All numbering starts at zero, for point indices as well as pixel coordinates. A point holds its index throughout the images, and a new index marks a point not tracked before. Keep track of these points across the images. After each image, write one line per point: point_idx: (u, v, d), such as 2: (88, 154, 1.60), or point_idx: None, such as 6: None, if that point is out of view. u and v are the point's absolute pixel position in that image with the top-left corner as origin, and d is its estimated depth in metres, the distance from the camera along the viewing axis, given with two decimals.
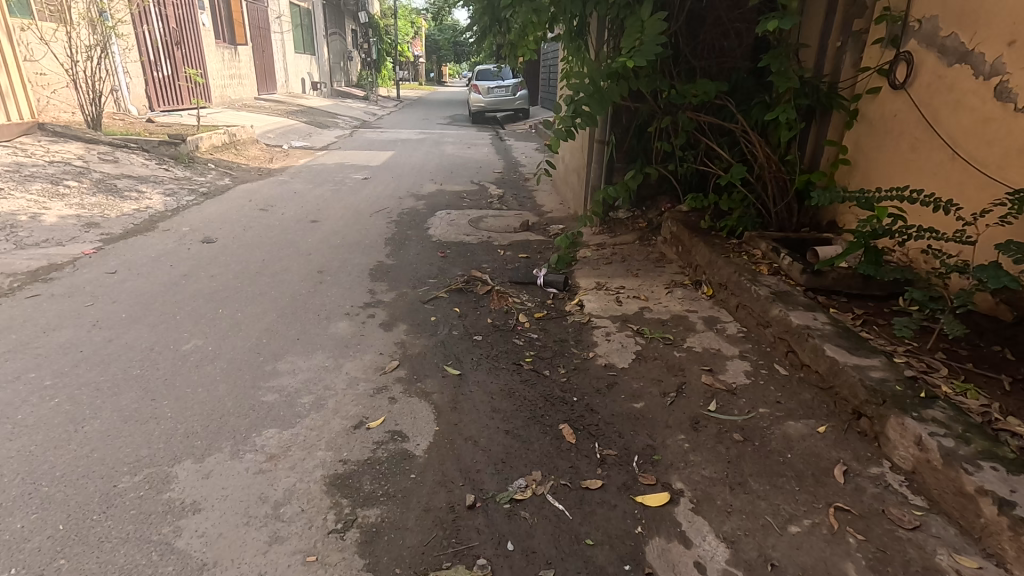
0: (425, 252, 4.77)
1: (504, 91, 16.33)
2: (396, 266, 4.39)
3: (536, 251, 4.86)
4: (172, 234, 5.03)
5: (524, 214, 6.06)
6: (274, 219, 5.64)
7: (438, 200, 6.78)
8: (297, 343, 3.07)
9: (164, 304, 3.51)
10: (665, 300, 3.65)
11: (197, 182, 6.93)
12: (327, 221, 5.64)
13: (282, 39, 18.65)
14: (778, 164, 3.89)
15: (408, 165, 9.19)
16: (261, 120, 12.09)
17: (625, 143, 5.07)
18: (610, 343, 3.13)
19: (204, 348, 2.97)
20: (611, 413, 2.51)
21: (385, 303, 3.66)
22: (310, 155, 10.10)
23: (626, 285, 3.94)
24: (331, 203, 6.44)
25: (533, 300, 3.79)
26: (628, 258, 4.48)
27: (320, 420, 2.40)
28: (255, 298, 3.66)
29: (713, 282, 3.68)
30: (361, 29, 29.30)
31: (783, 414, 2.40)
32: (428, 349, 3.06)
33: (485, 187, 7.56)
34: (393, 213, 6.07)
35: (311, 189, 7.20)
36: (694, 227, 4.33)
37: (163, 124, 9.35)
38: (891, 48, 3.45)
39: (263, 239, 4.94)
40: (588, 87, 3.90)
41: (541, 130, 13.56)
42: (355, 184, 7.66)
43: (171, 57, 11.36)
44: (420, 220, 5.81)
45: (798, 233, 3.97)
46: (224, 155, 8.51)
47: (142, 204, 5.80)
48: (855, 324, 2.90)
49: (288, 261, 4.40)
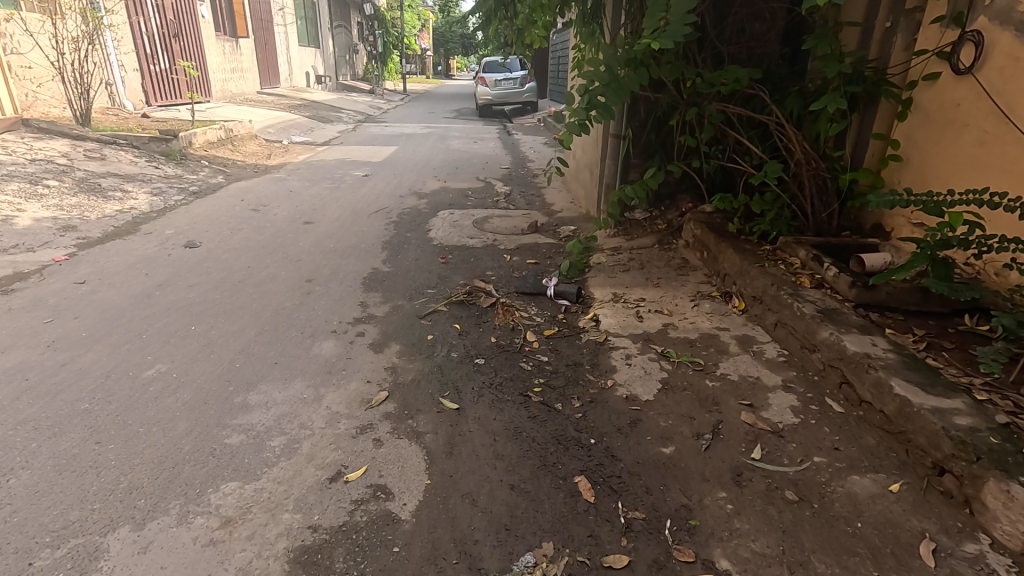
0: (424, 257, 4.38)
1: (512, 83, 15.85)
2: (392, 274, 4.01)
3: (546, 255, 4.46)
4: (154, 237, 4.67)
5: (532, 214, 5.67)
6: (265, 221, 5.28)
7: (441, 198, 6.39)
8: (274, 368, 2.70)
9: (132, 319, 3.16)
10: (691, 315, 3.25)
11: (188, 180, 6.58)
12: (321, 222, 5.27)
13: (285, 32, 18.28)
14: (818, 161, 3.45)
15: (411, 161, 8.80)
16: (261, 115, 11.74)
17: (643, 137, 4.66)
18: (632, 369, 2.73)
19: (167, 375, 2.61)
20: (636, 460, 2.12)
21: (377, 319, 3.28)
22: (310, 150, 9.74)
23: (646, 297, 3.53)
24: (327, 202, 6.06)
25: (543, 314, 3.40)
26: (646, 264, 4.08)
27: (291, 470, 2.03)
28: (234, 312, 3.30)
29: (745, 294, 3.27)
30: (367, 21, 28.86)
31: (845, 465, 2.00)
32: (422, 375, 2.68)
33: (492, 185, 7.15)
34: (393, 213, 5.69)
35: (308, 187, 6.84)
36: (720, 230, 3.91)
37: (158, 120, 9.02)
38: (954, 28, 2.99)
39: (250, 243, 4.58)
40: (604, 75, 3.48)
41: (550, 123, 13.09)
42: (354, 181, 7.28)
43: (168, 50, 11.01)
44: (420, 221, 5.43)
45: (839, 238, 3.54)
46: (219, 151, 8.17)
47: (125, 205, 5.46)
48: (919, 350, 2.48)
49: (275, 268, 4.03)
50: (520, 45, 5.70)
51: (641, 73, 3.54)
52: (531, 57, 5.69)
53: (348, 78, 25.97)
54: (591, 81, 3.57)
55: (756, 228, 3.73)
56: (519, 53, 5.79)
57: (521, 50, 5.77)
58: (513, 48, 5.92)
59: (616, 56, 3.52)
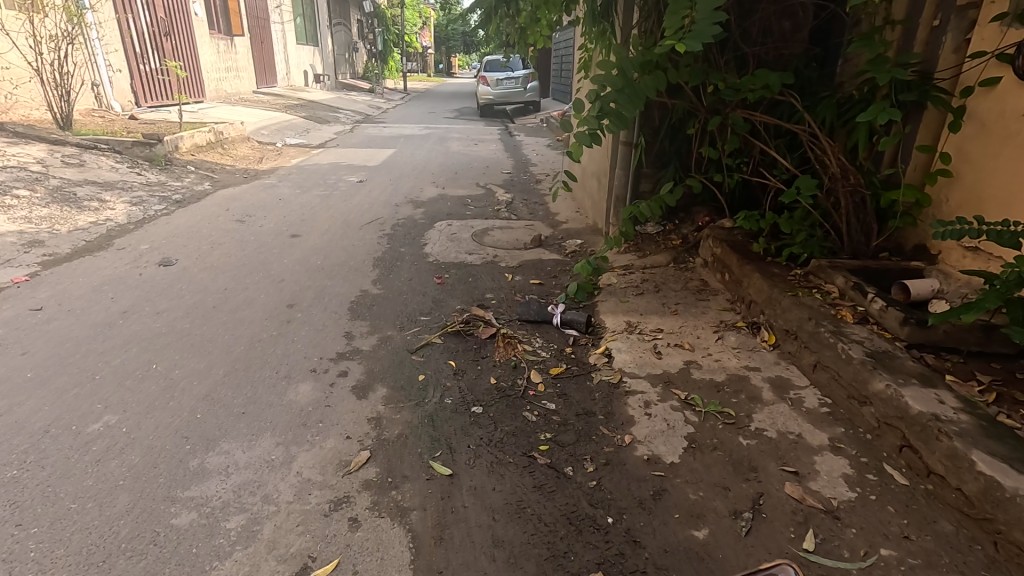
0: (419, 277, 4.02)
1: (514, 83, 15.50)
2: (382, 297, 3.65)
3: (552, 275, 4.10)
4: (126, 253, 4.33)
5: (535, 225, 5.31)
6: (248, 233, 4.92)
7: (438, 206, 6.04)
8: (240, 420, 2.35)
9: (86, 355, 2.81)
10: (715, 351, 2.90)
11: (171, 188, 6.24)
12: (309, 235, 4.91)
13: (282, 30, 17.92)
14: (857, 177, 3.08)
15: (409, 166, 8.44)
16: (255, 116, 11.39)
17: (657, 145, 4.31)
18: (652, 420, 2.38)
19: (114, 430, 2.26)
20: (664, 548, 1.76)
21: (363, 354, 2.93)
22: (304, 153, 9.39)
23: (664, 326, 3.18)
24: (317, 212, 5.71)
25: (548, 348, 3.05)
26: (662, 285, 3.73)
27: (247, 564, 1.68)
28: (202, 346, 2.95)
29: (776, 327, 2.91)
30: (368, 19, 28.49)
31: (919, 562, 1.65)
32: (411, 429, 2.33)
33: (493, 192, 6.79)
34: (387, 224, 5.34)
35: (299, 194, 6.49)
36: (744, 250, 3.55)
37: (146, 122, 8.67)
38: (1018, 27, 2.60)
39: (230, 261, 4.23)
40: (617, 80, 3.12)
41: (553, 124, 12.74)
42: (348, 188, 6.93)
43: (158, 49, 10.66)
44: (416, 233, 5.08)
45: (878, 261, 3.18)
46: (208, 155, 7.82)
47: (100, 216, 5.11)
48: (990, 404, 2.12)
49: (254, 291, 3.68)
50: (524, 45, 5.34)
51: (658, 78, 3.19)
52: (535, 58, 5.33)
53: (347, 77, 25.67)
54: (602, 87, 3.22)
55: (784, 250, 3.38)
56: (523, 54, 5.42)
57: (524, 51, 5.40)
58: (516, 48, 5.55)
59: (631, 59, 3.17)
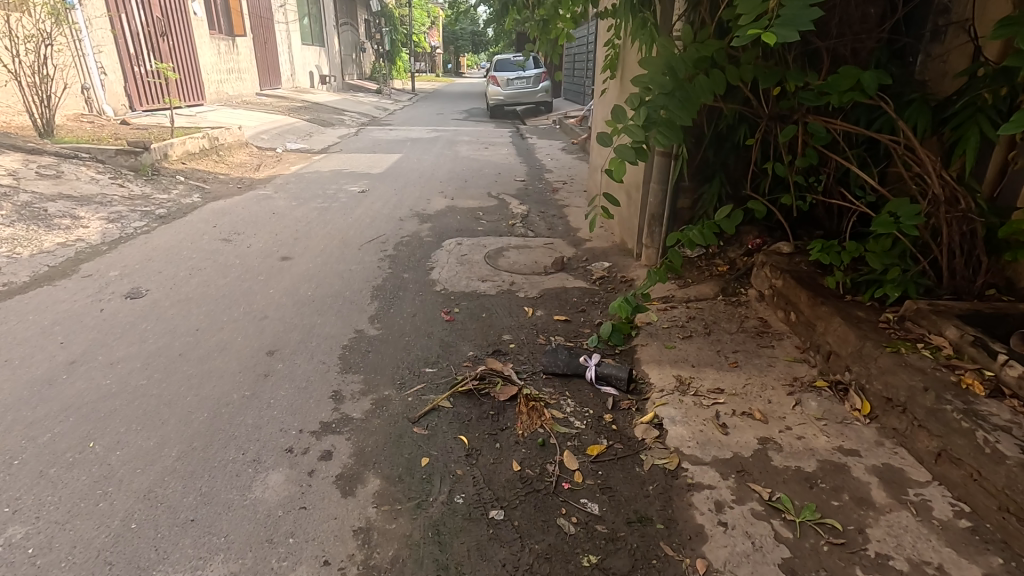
0: (424, 312, 3.45)
1: (525, 82, 14.92)
2: (380, 341, 3.08)
3: (580, 309, 3.51)
4: (91, 282, 3.79)
5: (556, 244, 4.72)
6: (233, 256, 4.38)
7: (447, 221, 5.46)
8: (184, 535, 1.78)
9: (10, 429, 2.26)
10: (795, 423, 2.30)
11: (156, 201, 5.72)
12: (301, 258, 4.36)
13: (287, 30, 17.41)
14: (970, 201, 2.47)
15: (415, 172, 7.87)
16: (255, 120, 10.89)
17: (701, 156, 3.71)
18: (731, 535, 1.79)
19: (16, 552, 1.70)
20: None
21: (354, 424, 2.36)
22: (304, 159, 8.86)
23: (724, 385, 2.58)
24: (313, 229, 5.15)
25: (583, 414, 2.46)
26: (712, 325, 3.12)
27: None
28: (154, 414, 2.39)
29: (873, 393, 2.30)
30: (375, 19, 27.99)
31: None
32: (410, 548, 1.76)
33: (506, 203, 6.20)
34: (389, 243, 4.77)
35: (295, 207, 5.94)
36: (814, 286, 2.95)
37: (136, 128, 8.17)
38: None
39: (208, 292, 3.68)
40: (666, 82, 2.56)
41: (567, 125, 12.13)
42: (349, 199, 6.37)
43: (153, 50, 10.17)
44: (421, 254, 4.50)
45: (990, 303, 2.56)
46: (201, 163, 7.31)
47: (71, 235, 4.59)
48: None
49: (230, 332, 3.12)
50: (544, 42, 4.75)
51: (716, 79, 2.62)
52: (557, 55, 4.73)
53: (354, 77, 25.20)
54: (648, 90, 2.66)
55: (868, 288, 2.78)
56: (542, 52, 4.84)
57: (544, 48, 4.82)
58: (535, 45, 4.97)
59: (683, 56, 2.62)
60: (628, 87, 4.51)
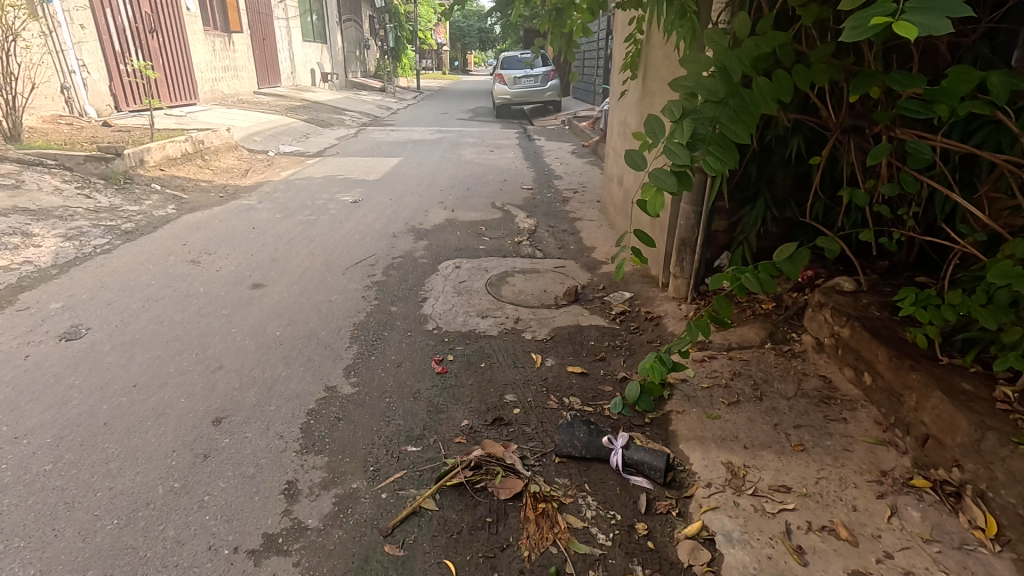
0: (411, 360, 2.87)
1: (533, 81, 14.32)
2: (354, 403, 2.51)
3: (599, 358, 2.92)
4: (25, 318, 3.23)
5: (568, 269, 4.14)
6: (197, 283, 3.82)
7: (445, 238, 4.89)
8: None
9: None
10: (898, 548, 1.71)
11: (125, 213, 5.17)
12: (275, 286, 3.79)
13: (287, 27, 16.86)
14: None
15: (414, 179, 7.29)
16: (248, 121, 10.34)
17: (742, 172, 3.13)
18: None
19: None
20: None
21: (306, 540, 1.79)
22: (297, 163, 8.31)
23: (790, 478, 2.00)
24: (295, 247, 4.59)
25: (608, 522, 1.88)
26: (763, 386, 2.53)
27: None
28: (48, 522, 1.83)
29: (1003, 508, 1.71)
30: (379, 15, 27.40)
31: None
32: None
33: (512, 217, 5.62)
34: (378, 265, 4.20)
35: (278, 221, 5.38)
36: (897, 342, 2.34)
37: (117, 130, 7.64)
38: None
39: (158, 331, 3.12)
40: (719, 88, 1.99)
41: (577, 127, 11.52)
42: (339, 210, 5.80)
43: (140, 47, 9.64)
44: (414, 280, 3.93)
45: None
46: (182, 169, 6.77)
47: (18, 256, 4.05)
48: None
49: (172, 391, 2.56)
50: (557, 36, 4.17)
51: (781, 82, 2.03)
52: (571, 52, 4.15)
53: (357, 76, 24.68)
54: (692, 97, 2.09)
55: (972, 349, 2.17)
56: (554, 48, 4.25)
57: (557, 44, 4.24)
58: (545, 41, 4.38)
59: (739, 52, 2.04)
60: (652, 92, 3.93)
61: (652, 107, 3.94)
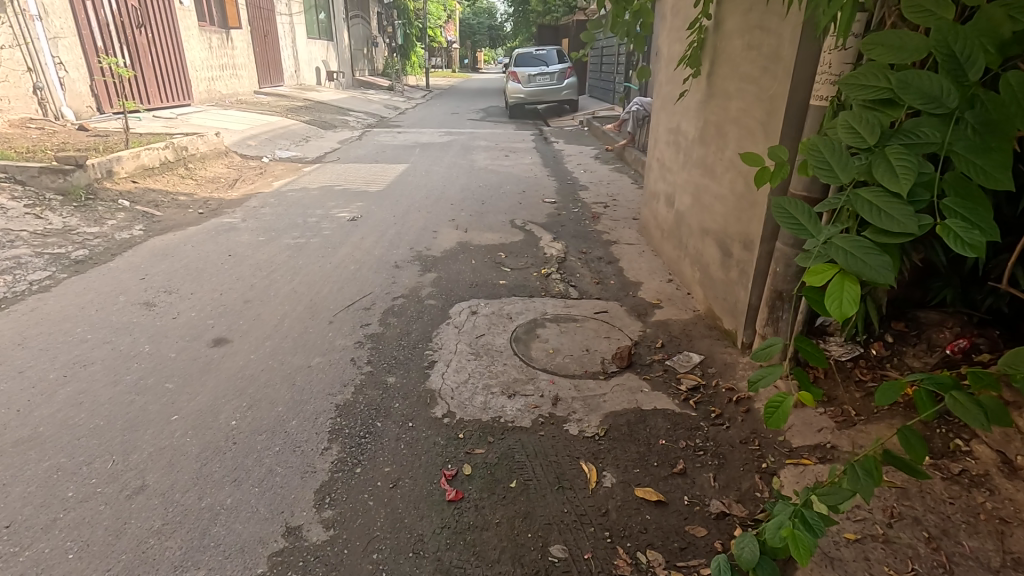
0: (411, 475, 2.04)
1: (548, 79, 13.43)
2: (325, 565, 1.68)
3: (679, 473, 2.07)
4: None
5: (614, 318, 3.28)
6: (142, 337, 3.00)
7: (457, 270, 4.04)
8: None
9: None
10: None
11: (79, 237, 4.38)
12: (242, 343, 2.96)
13: (291, 23, 16.09)
14: None
15: (421, 190, 6.45)
16: (244, 124, 9.57)
17: None
18: None
19: None
20: None
21: None
22: (293, 171, 7.53)
23: None
24: (276, 283, 3.77)
25: None
26: (945, 543, 1.67)
27: None
28: None
29: None
30: (388, 11, 26.55)
31: None
32: None
33: (535, 239, 4.76)
34: (375, 310, 3.36)
35: (260, 245, 4.56)
36: None
37: (94, 134, 6.88)
38: None
39: (69, 420, 2.30)
40: (951, 92, 1.10)
41: (598, 129, 10.64)
42: (335, 230, 4.97)
43: (125, 43, 8.89)
44: (418, 334, 3.09)
45: None
46: (159, 180, 5.99)
47: None
48: None
49: (57, 540, 1.74)
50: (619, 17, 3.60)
51: None
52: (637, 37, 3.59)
53: (365, 75, 23.93)
54: (894, 104, 1.21)
55: None
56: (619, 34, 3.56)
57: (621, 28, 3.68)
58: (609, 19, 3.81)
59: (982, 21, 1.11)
60: (725, 91, 3.02)
61: (724, 111, 3.03)
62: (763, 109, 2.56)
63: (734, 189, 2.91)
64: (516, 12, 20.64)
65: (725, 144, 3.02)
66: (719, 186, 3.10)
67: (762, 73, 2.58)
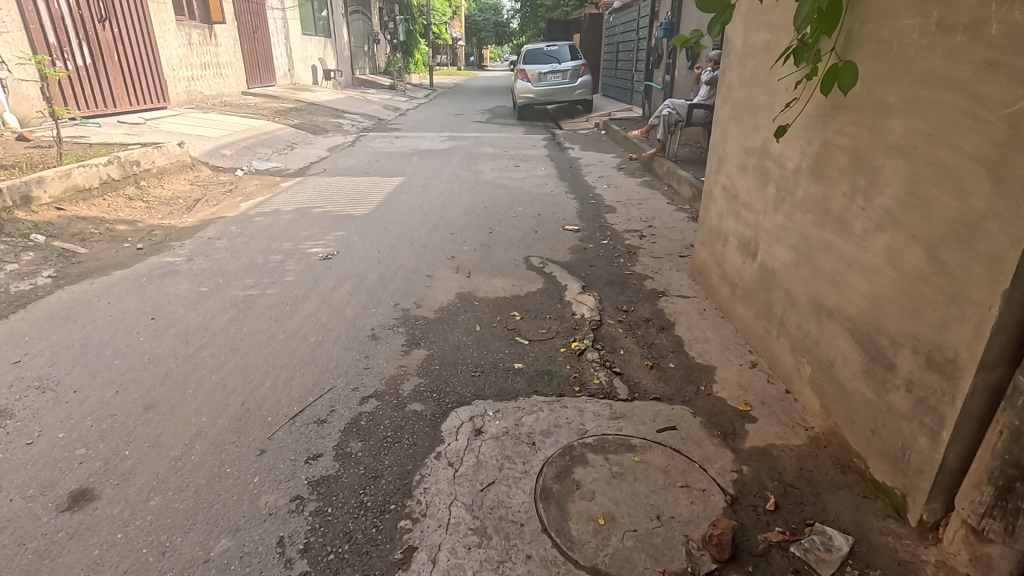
0: None
1: (560, 77, 12.29)
2: None
3: None
4: None
5: (689, 446, 2.16)
6: None
7: (455, 343, 2.95)
8: None
9: None
10: None
11: None
12: (111, 503, 1.88)
13: (284, 18, 15.02)
14: None
15: (415, 213, 5.37)
16: (221, 129, 8.51)
17: None
18: None
19: None
20: None
21: None
22: (268, 187, 6.46)
23: None
24: (199, 369, 2.69)
25: None
26: None
27: None
28: None
29: None
30: (390, 6, 25.37)
31: None
32: None
33: (558, 288, 3.66)
34: (331, 426, 2.27)
35: (199, 298, 3.49)
36: None
37: (31, 147, 5.84)
38: None
39: None
40: None
41: (617, 133, 9.53)
42: (300, 274, 3.89)
43: (84, 38, 7.85)
44: (390, 477, 2.00)
45: None
46: (96, 204, 4.94)
47: None
48: None
49: None
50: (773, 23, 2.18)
51: None
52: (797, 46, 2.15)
53: (366, 73, 22.88)
54: None
55: None
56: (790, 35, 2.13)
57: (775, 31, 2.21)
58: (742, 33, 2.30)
59: None
60: (875, 100, 1.90)
61: (873, 131, 1.91)
62: (989, 137, 1.45)
63: (896, 260, 1.79)
64: (524, 6, 19.49)
65: (875, 185, 1.91)
66: (858, 250, 1.99)
67: (986, 71, 1.47)
